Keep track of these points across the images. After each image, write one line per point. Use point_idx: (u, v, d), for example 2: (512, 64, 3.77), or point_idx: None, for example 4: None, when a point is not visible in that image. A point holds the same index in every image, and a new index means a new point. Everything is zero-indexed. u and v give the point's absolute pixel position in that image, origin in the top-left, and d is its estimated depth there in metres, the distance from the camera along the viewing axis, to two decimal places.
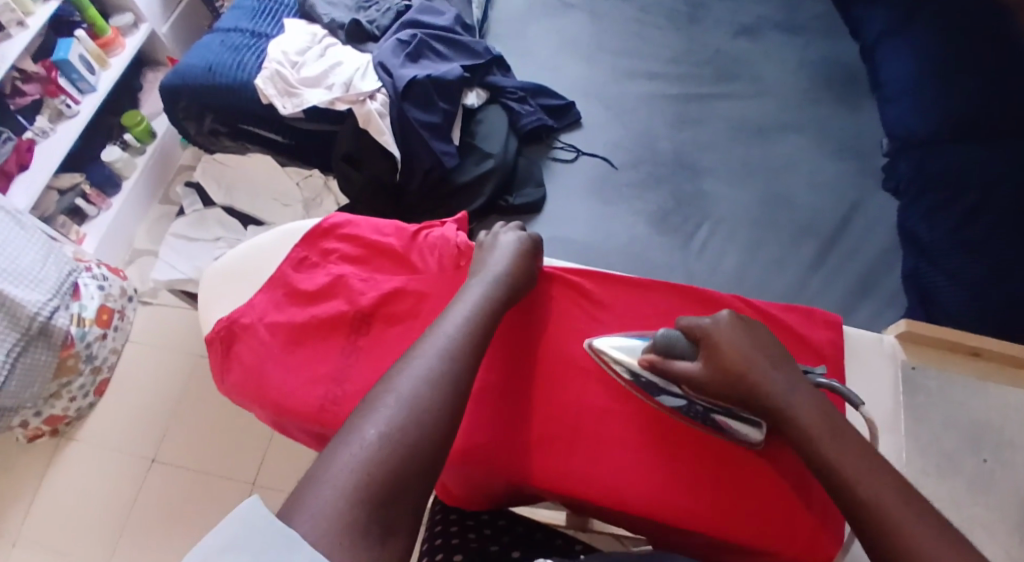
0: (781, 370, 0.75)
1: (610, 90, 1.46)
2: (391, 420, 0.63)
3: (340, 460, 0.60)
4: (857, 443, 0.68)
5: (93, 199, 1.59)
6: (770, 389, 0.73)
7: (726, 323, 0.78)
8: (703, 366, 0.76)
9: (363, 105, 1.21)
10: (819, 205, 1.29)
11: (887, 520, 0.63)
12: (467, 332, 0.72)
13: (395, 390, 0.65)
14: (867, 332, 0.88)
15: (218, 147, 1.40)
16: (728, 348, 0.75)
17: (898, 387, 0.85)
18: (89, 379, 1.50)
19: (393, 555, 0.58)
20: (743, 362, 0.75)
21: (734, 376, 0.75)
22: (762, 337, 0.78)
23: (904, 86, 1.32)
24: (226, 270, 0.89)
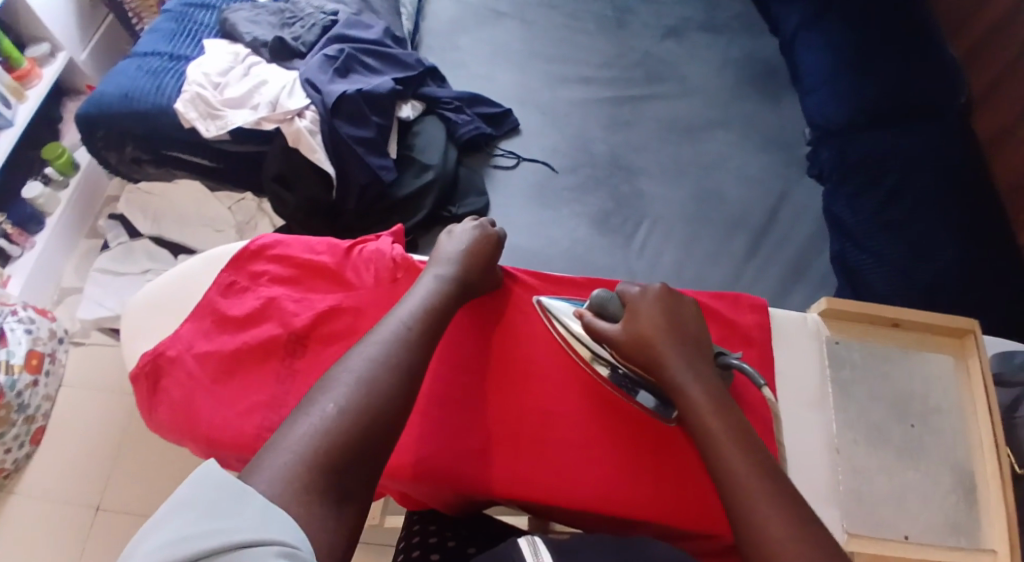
0: (688, 350, 0.76)
1: (543, 96, 1.46)
2: (349, 395, 0.62)
3: (300, 429, 0.60)
4: (736, 427, 0.70)
5: (14, 238, 1.52)
6: (671, 367, 0.74)
7: (653, 295, 0.79)
8: (623, 327, 0.78)
9: (292, 123, 1.18)
10: (752, 197, 1.31)
11: (745, 494, 0.65)
12: (421, 317, 0.72)
13: (351, 368, 0.65)
14: (791, 312, 0.87)
15: (141, 175, 1.34)
16: (648, 320, 0.77)
17: (824, 360, 0.84)
18: (23, 429, 1.42)
19: (348, 523, 0.57)
20: (653, 334, 0.76)
21: (645, 345, 0.76)
22: (684, 314, 0.79)
23: (820, 76, 1.37)
24: (149, 302, 0.85)
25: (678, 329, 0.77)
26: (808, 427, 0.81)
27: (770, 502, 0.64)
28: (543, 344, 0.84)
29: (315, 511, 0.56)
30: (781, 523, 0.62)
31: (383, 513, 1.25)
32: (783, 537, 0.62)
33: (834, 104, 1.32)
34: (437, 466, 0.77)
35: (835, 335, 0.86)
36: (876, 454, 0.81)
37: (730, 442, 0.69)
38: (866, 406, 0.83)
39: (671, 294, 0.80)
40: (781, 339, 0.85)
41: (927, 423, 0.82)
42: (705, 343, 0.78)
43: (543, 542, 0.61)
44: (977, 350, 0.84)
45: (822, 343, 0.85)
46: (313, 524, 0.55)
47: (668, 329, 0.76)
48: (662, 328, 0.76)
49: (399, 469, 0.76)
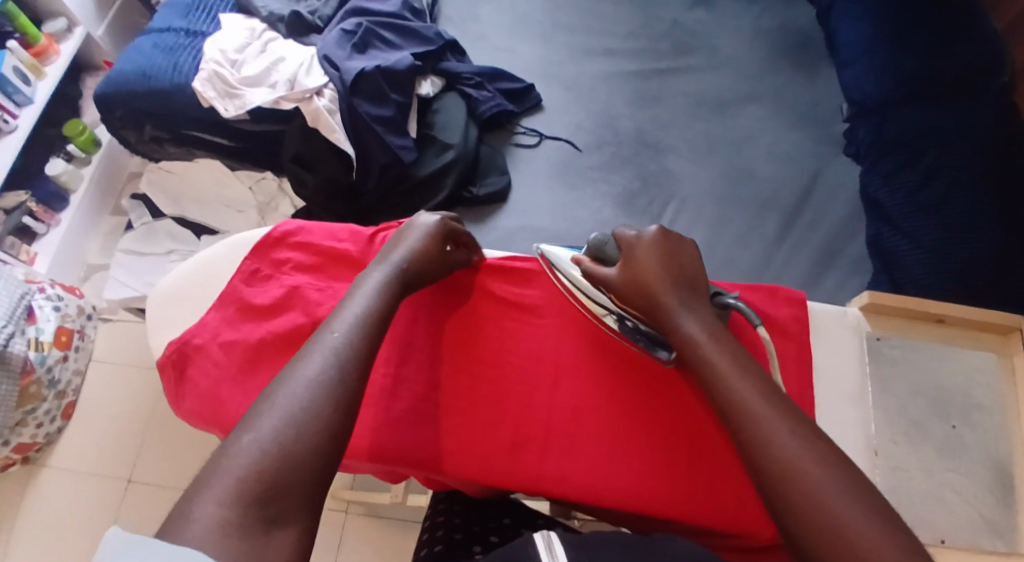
0: (684, 289, 0.76)
1: (568, 70, 1.42)
2: (271, 422, 0.59)
3: (225, 469, 0.55)
4: (739, 364, 0.70)
5: (40, 216, 1.51)
6: (669, 306, 0.74)
7: (650, 239, 0.78)
8: (619, 272, 0.78)
9: (310, 102, 1.15)
10: (783, 177, 1.27)
11: (779, 454, 0.63)
12: (357, 330, 0.68)
13: (273, 398, 0.60)
14: (831, 306, 0.86)
15: (161, 155, 1.33)
16: (643, 264, 0.77)
17: (864, 356, 0.83)
18: (54, 404, 1.45)
19: (280, 550, 0.54)
20: (653, 279, 0.76)
21: (644, 290, 0.76)
22: (681, 254, 0.78)
23: (860, 48, 1.33)
24: (174, 290, 0.85)
25: (675, 273, 0.76)
26: (841, 422, 0.80)
27: (796, 448, 0.63)
28: (572, 334, 0.83)
29: (242, 548, 0.52)
30: (812, 469, 0.61)
31: (406, 491, 1.26)
32: (822, 484, 0.60)
33: (872, 75, 1.28)
34: (466, 459, 0.77)
35: (875, 331, 0.85)
36: (915, 453, 0.79)
37: (735, 375, 0.69)
38: (904, 403, 0.81)
39: (673, 236, 0.79)
40: (816, 334, 0.84)
41: (968, 422, 0.80)
42: (704, 286, 0.77)
43: (557, 536, 0.60)
44: (1023, 347, 0.82)
45: (863, 339, 0.84)
46: (239, 558, 0.51)
47: (666, 272, 0.76)
48: (660, 271, 0.76)
49: (415, 459, 0.77)
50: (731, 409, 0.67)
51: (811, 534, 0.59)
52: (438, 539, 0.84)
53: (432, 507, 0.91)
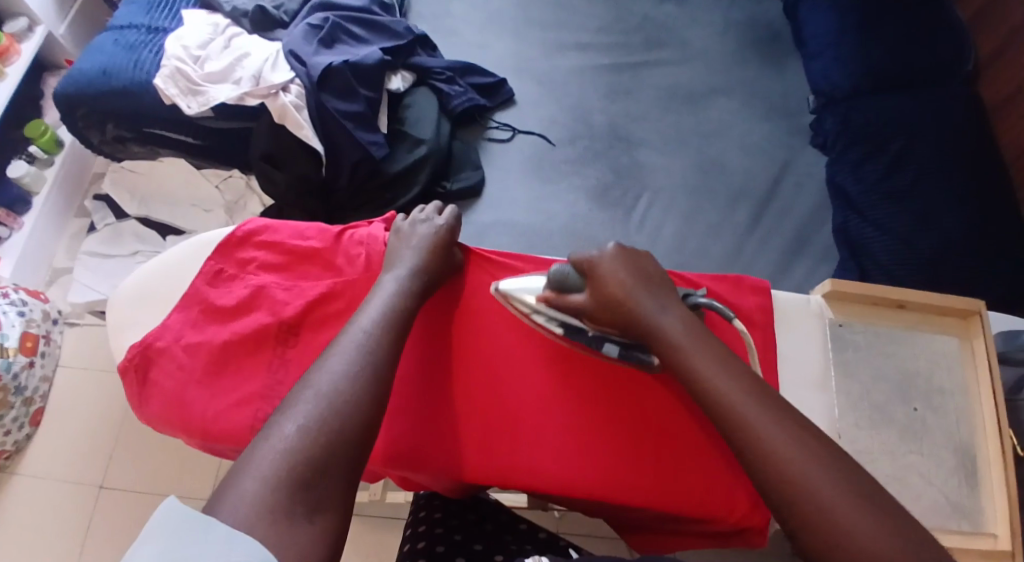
0: (660, 298, 0.74)
1: (540, 64, 1.42)
2: (310, 412, 0.61)
3: (264, 454, 0.57)
4: (726, 365, 0.68)
5: (3, 219, 1.49)
6: (647, 323, 0.72)
7: (612, 257, 0.75)
8: (589, 297, 0.75)
9: (277, 98, 1.13)
10: (754, 167, 1.28)
11: (787, 465, 0.62)
12: (384, 325, 0.69)
13: (313, 386, 0.62)
14: (794, 294, 0.86)
15: (125, 155, 1.29)
16: (612, 284, 0.74)
17: (828, 343, 0.84)
18: (22, 411, 1.42)
19: (324, 531, 0.56)
20: (625, 298, 0.73)
21: (619, 309, 0.73)
22: (646, 268, 0.76)
23: (825, 39, 1.32)
24: (135, 293, 0.82)
25: (648, 282, 0.74)
26: (806, 408, 0.81)
27: (778, 436, 0.63)
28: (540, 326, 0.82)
29: (282, 531, 0.54)
30: (805, 458, 0.62)
31: (385, 488, 1.25)
32: (817, 481, 0.60)
33: (838, 68, 1.28)
34: (438, 456, 0.76)
35: (839, 317, 0.85)
36: (876, 436, 0.80)
37: (717, 375, 0.68)
38: (868, 388, 0.82)
39: (632, 251, 0.77)
40: (782, 324, 0.84)
41: (929, 405, 0.81)
42: (672, 289, 0.76)
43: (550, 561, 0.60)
44: (982, 330, 0.82)
45: (825, 325, 0.84)
46: (284, 543, 0.54)
47: (639, 284, 0.74)
48: (631, 289, 0.73)
49: (377, 458, 0.76)
50: (721, 414, 0.66)
51: (817, 528, 0.59)
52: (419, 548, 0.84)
53: (412, 511, 0.92)
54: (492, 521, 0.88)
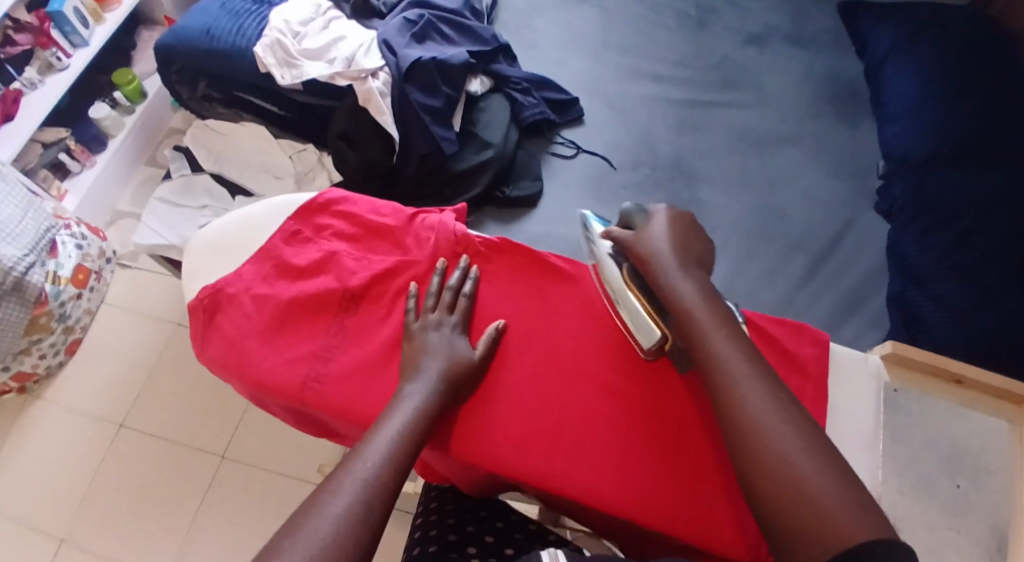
0: (693, 271, 0.78)
1: (614, 88, 1.45)
2: (334, 510, 0.63)
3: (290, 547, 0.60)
4: (730, 338, 0.72)
5: (77, 155, 1.56)
6: (667, 284, 0.76)
7: (667, 217, 0.81)
8: (633, 240, 0.81)
9: (365, 82, 1.18)
10: (815, 221, 1.29)
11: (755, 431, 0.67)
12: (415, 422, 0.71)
13: (339, 485, 0.65)
14: (852, 350, 0.87)
15: (211, 113, 1.37)
16: (655, 236, 0.79)
17: (878, 407, 0.84)
18: (60, 338, 1.47)
19: None
20: (658, 252, 0.78)
21: (647, 261, 0.78)
22: (692, 240, 0.80)
23: (906, 107, 1.35)
24: (211, 238, 0.87)
25: (684, 251, 0.78)
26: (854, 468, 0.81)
27: (751, 386, 0.69)
28: (600, 338, 0.84)
29: None
30: (777, 424, 0.67)
31: None
32: (792, 447, 0.65)
33: (915, 136, 1.30)
34: (475, 447, 0.78)
35: (894, 382, 0.87)
36: (921, 509, 0.85)
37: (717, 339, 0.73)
38: (916, 456, 0.86)
39: (689, 220, 0.82)
40: (836, 378, 0.85)
41: (973, 484, 0.89)
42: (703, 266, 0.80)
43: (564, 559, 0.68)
44: None
45: (879, 387, 0.85)
46: None
47: (675, 246, 0.79)
48: (668, 249, 0.78)
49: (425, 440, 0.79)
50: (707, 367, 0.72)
51: (761, 481, 0.65)
52: (432, 525, 0.87)
53: (428, 493, 0.95)
54: (502, 519, 0.89)
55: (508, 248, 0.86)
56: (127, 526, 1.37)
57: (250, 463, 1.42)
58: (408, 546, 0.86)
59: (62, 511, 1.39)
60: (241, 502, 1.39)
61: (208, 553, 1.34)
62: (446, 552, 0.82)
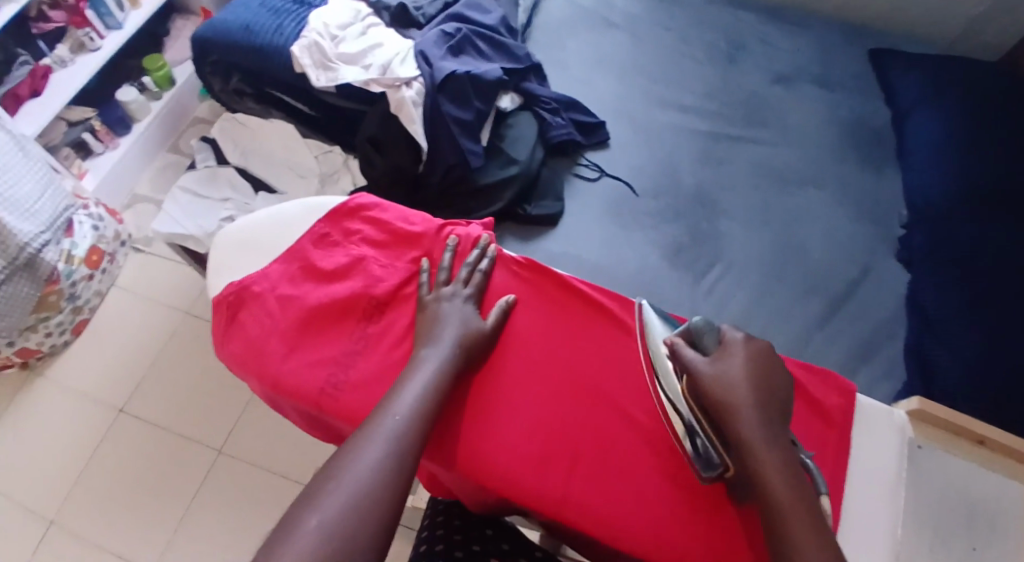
0: (772, 413, 0.73)
1: (641, 115, 1.46)
2: (339, 506, 0.63)
3: (294, 542, 0.60)
4: (796, 492, 0.68)
5: (101, 136, 1.56)
6: (745, 425, 0.71)
7: (750, 348, 0.76)
8: (707, 367, 0.75)
9: (398, 90, 1.19)
10: (833, 264, 1.29)
11: None
12: (420, 414, 0.71)
13: (343, 479, 0.65)
14: (879, 404, 0.89)
15: (241, 107, 1.37)
16: (737, 369, 0.74)
17: (902, 462, 0.86)
18: (67, 318, 1.47)
19: None
20: (739, 386, 0.73)
21: (723, 395, 0.73)
22: (772, 375, 0.76)
23: (928, 151, 1.36)
24: (240, 234, 0.87)
25: (761, 388, 0.74)
26: (871, 518, 0.83)
27: (807, 545, 0.66)
28: (622, 366, 0.84)
29: None
30: None
31: None
32: None
33: (937, 189, 1.31)
34: (491, 465, 0.78)
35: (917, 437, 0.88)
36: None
37: (794, 502, 0.68)
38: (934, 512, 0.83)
39: (768, 353, 0.77)
40: (862, 428, 0.87)
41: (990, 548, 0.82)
42: (783, 407, 0.75)
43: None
44: None
45: (903, 442, 0.87)
46: None
47: (754, 393, 0.73)
48: (748, 383, 0.73)
49: (440, 454, 0.79)
50: (783, 529, 0.67)
51: None
52: (438, 538, 0.86)
53: (433, 505, 0.95)
54: (508, 542, 0.88)
55: (536, 270, 0.88)
56: (119, 512, 1.36)
57: (246, 459, 1.41)
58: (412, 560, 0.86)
59: (56, 491, 1.38)
60: (235, 497, 1.38)
61: (198, 546, 1.33)
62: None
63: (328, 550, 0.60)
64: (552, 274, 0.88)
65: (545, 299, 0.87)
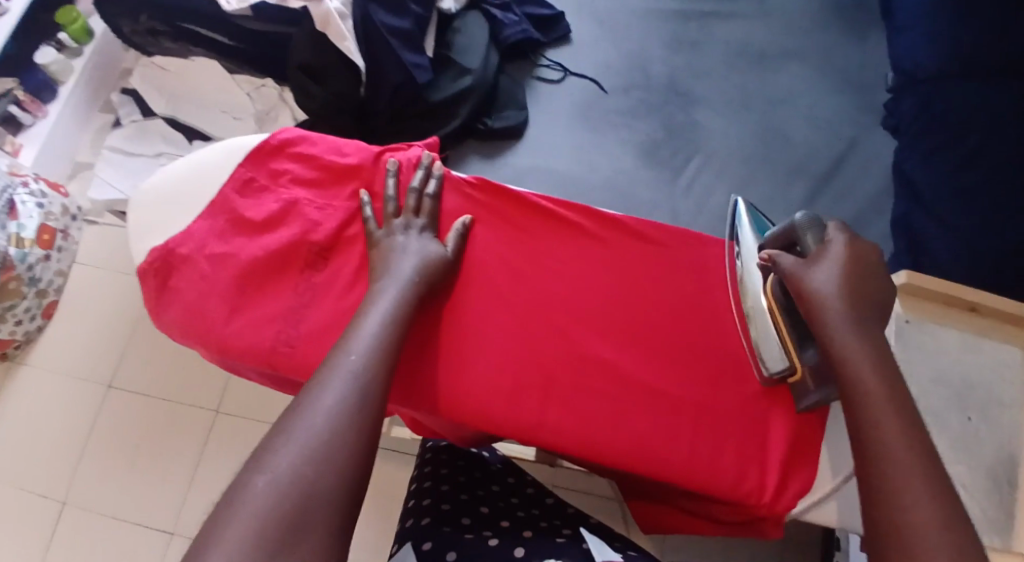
0: (866, 310, 0.63)
1: (604, 2, 1.33)
2: (291, 457, 0.52)
3: (239, 508, 0.49)
4: (881, 377, 0.59)
5: (28, 106, 1.44)
6: (830, 313, 0.63)
7: (852, 245, 0.66)
8: (796, 265, 0.67)
9: (320, 3, 1.04)
10: (820, 142, 1.20)
11: (884, 462, 0.54)
12: (381, 347, 0.62)
13: (293, 428, 0.54)
14: None
15: (157, 49, 1.25)
16: (827, 263, 0.65)
17: (892, 339, 0.82)
18: (34, 303, 1.40)
19: None
20: (830, 279, 0.64)
21: (809, 291, 0.65)
22: (875, 276, 0.65)
23: (915, 12, 1.17)
24: (158, 191, 0.79)
25: (861, 290, 0.64)
26: None
27: (886, 415, 0.57)
28: (591, 281, 0.79)
29: None
30: (908, 465, 0.53)
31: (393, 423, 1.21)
32: (912, 494, 0.52)
33: (924, 45, 1.13)
34: (467, 403, 0.73)
35: (906, 313, 0.85)
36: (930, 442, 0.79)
37: (876, 385, 0.59)
38: (928, 390, 0.81)
39: (872, 254, 0.66)
40: None
41: (990, 414, 0.80)
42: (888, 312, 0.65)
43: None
44: None
45: (893, 320, 0.83)
46: None
47: (850, 285, 0.63)
48: (839, 277, 0.64)
49: (411, 399, 0.73)
50: (861, 408, 0.58)
51: (871, 507, 0.53)
52: (425, 492, 0.82)
53: (420, 457, 0.91)
54: (500, 485, 0.83)
55: (487, 189, 0.80)
56: (120, 490, 1.33)
57: (242, 416, 1.37)
58: (403, 538, 0.77)
59: (56, 478, 1.35)
60: (235, 459, 1.34)
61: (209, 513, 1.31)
62: (444, 536, 0.72)
63: (285, 505, 0.49)
64: (505, 191, 0.81)
65: (499, 219, 0.80)
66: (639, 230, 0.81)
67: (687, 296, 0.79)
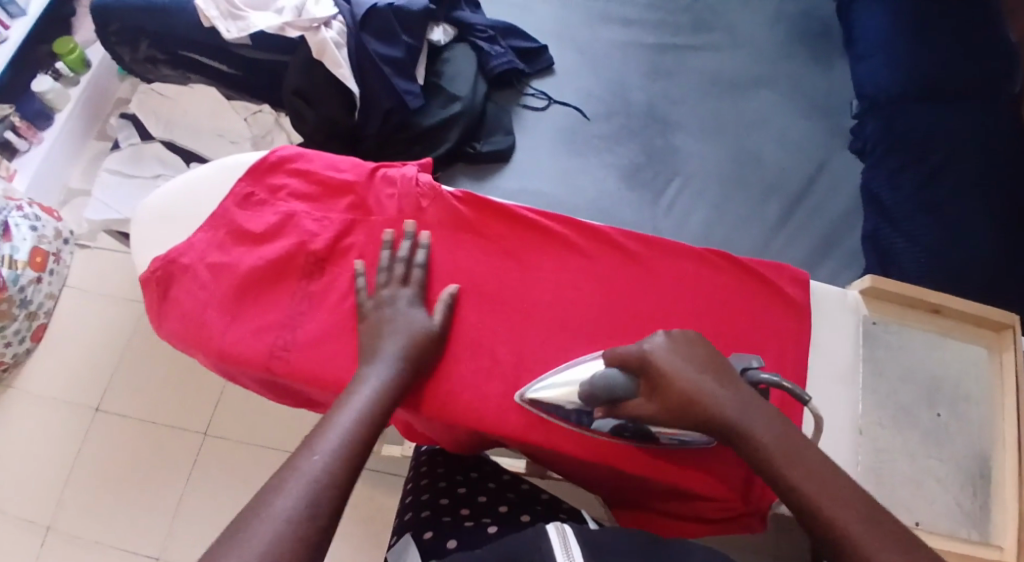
0: (726, 384, 0.67)
1: (584, 34, 1.39)
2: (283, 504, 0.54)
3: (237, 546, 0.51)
4: (782, 432, 0.63)
5: (24, 132, 1.47)
6: (707, 407, 0.66)
7: (662, 344, 0.70)
8: (646, 401, 0.69)
9: (317, 33, 1.09)
10: (791, 164, 1.25)
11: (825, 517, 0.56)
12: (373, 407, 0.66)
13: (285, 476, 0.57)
14: (832, 287, 0.88)
15: (155, 76, 1.29)
16: (666, 378, 0.67)
17: (858, 341, 0.86)
18: (24, 324, 1.41)
19: None
20: (679, 384, 0.67)
21: (676, 411, 0.67)
22: (700, 355, 0.70)
23: (877, 42, 1.25)
24: (160, 206, 0.83)
25: (707, 373, 0.68)
26: (832, 399, 0.83)
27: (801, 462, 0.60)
28: (573, 288, 0.82)
29: None
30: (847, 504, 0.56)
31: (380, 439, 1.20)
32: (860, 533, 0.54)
33: (887, 73, 1.20)
34: (454, 404, 0.76)
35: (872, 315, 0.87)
36: (898, 438, 0.83)
37: (778, 445, 0.62)
38: (896, 390, 0.85)
39: (680, 334, 0.72)
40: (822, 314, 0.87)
41: (955, 412, 0.84)
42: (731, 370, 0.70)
43: (573, 532, 0.56)
44: (1014, 345, 0.86)
45: (859, 321, 0.87)
46: None
47: (696, 375, 0.67)
48: (684, 374, 0.67)
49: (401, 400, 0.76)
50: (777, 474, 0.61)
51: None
52: (424, 488, 0.84)
53: (417, 460, 0.92)
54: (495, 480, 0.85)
55: (474, 203, 0.84)
56: (109, 511, 1.33)
57: (232, 436, 1.38)
58: (403, 531, 0.79)
59: (44, 501, 1.35)
60: (224, 479, 1.35)
61: (197, 533, 1.31)
62: (444, 528, 0.76)
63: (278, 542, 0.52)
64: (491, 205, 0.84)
65: (486, 230, 0.84)
66: (619, 240, 0.85)
67: (665, 304, 0.82)
